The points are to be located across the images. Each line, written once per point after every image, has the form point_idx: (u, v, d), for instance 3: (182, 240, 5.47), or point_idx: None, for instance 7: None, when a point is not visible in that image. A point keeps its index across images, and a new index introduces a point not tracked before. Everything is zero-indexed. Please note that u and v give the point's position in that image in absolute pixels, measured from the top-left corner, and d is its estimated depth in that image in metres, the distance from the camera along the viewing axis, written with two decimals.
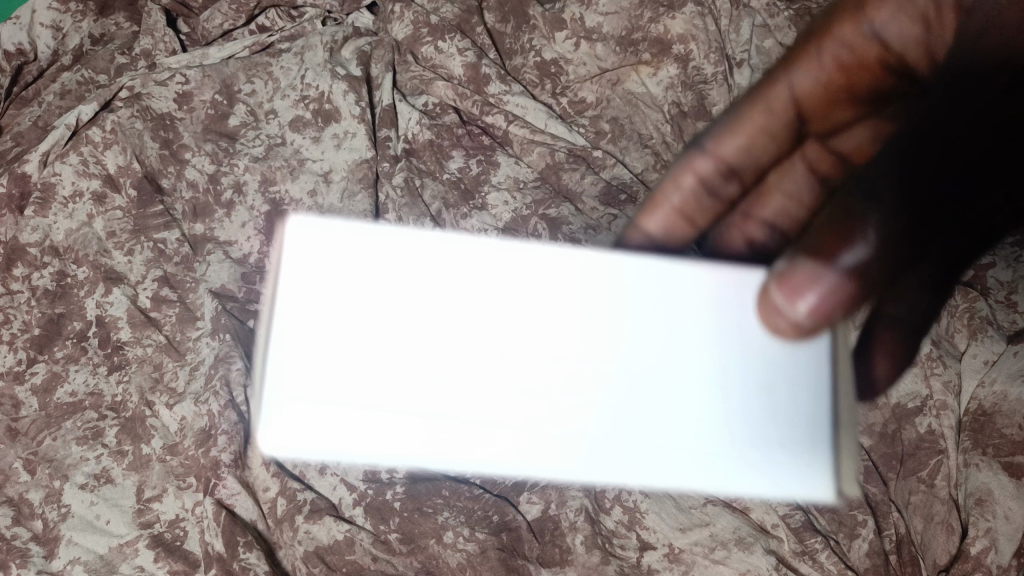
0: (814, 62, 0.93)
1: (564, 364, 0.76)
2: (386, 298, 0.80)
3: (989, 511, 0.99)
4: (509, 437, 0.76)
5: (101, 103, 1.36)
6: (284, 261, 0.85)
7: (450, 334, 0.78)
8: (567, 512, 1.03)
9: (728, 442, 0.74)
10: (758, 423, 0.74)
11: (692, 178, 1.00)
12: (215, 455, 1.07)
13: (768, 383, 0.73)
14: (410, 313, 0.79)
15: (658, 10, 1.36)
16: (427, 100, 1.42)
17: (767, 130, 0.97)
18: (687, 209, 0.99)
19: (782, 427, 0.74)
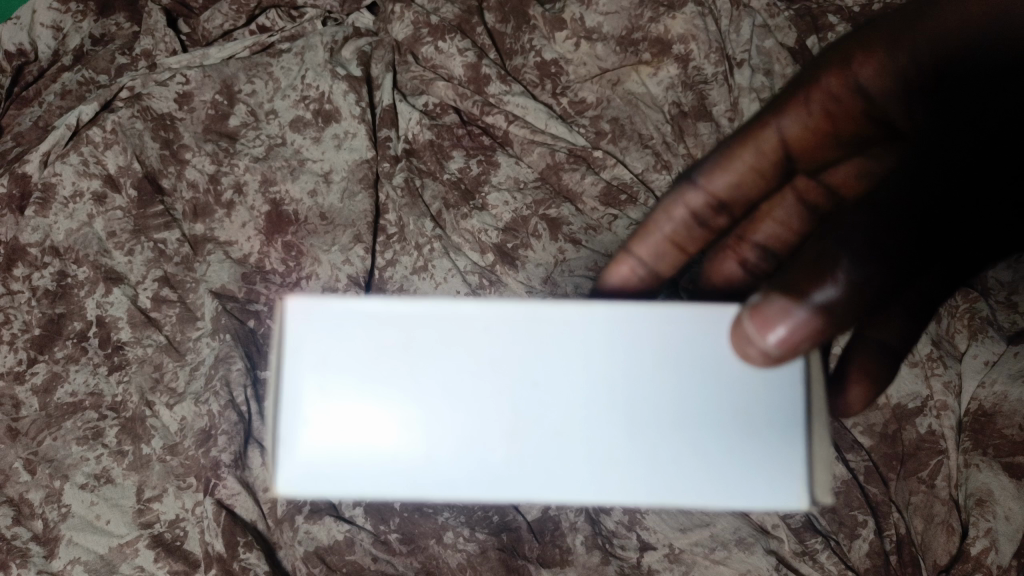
0: (799, 107, 0.94)
1: (564, 415, 0.73)
2: (405, 367, 0.73)
3: (989, 511, 0.98)
4: (521, 481, 0.73)
5: (101, 103, 1.36)
6: (290, 346, 0.73)
7: (474, 399, 0.73)
8: (568, 513, 1.07)
9: (689, 465, 0.72)
10: (700, 446, 0.72)
11: (685, 208, 1.01)
12: (216, 455, 1.09)
13: (732, 407, 0.72)
14: (437, 374, 0.73)
15: (659, 10, 1.33)
16: (427, 100, 1.41)
17: (752, 169, 0.98)
18: (678, 238, 1.03)
19: (733, 445, 0.72)
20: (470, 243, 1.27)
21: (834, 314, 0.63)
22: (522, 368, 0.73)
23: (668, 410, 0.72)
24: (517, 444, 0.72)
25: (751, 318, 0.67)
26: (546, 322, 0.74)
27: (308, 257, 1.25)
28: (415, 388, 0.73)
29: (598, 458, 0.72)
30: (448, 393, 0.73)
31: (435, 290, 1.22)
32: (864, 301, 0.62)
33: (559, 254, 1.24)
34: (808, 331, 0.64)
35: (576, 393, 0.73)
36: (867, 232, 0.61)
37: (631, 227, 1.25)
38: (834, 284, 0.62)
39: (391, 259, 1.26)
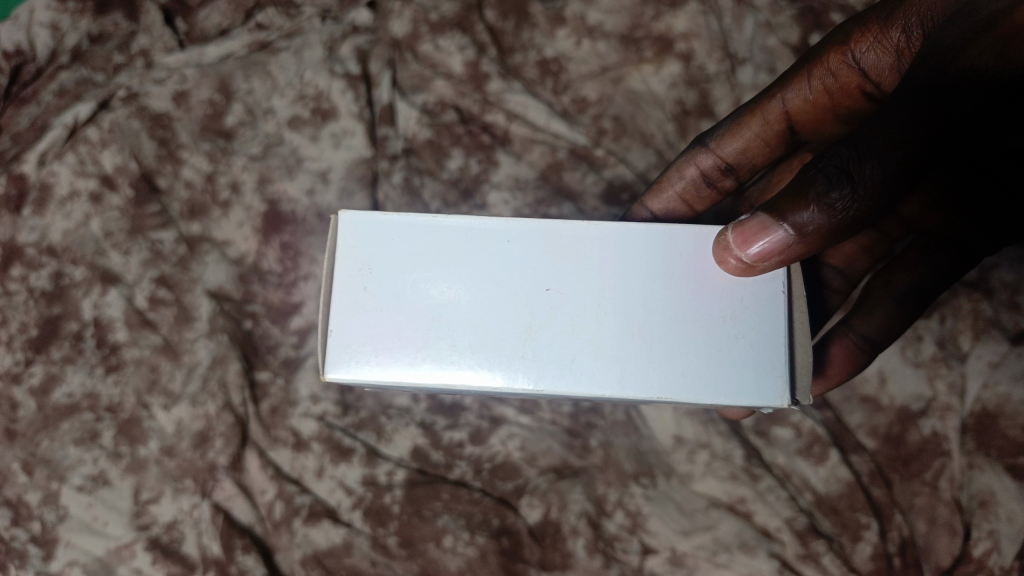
0: (805, 83, 1.04)
1: (548, 312, 0.77)
2: (437, 279, 0.78)
3: (991, 512, 1.01)
4: (529, 374, 0.76)
5: (98, 102, 1.34)
6: (349, 257, 0.78)
7: (503, 304, 0.77)
8: (568, 516, 1.04)
9: (687, 360, 0.76)
10: (672, 338, 0.76)
11: (699, 168, 1.08)
12: (211, 457, 1.11)
13: (718, 314, 0.77)
14: (465, 284, 0.78)
15: (661, 7, 1.31)
16: (427, 99, 1.35)
17: (757, 139, 1.06)
18: (687, 196, 1.10)
19: (707, 344, 0.76)
20: None
21: (810, 237, 0.75)
22: (550, 277, 0.78)
23: (643, 309, 0.77)
24: (522, 342, 0.76)
25: (761, 237, 0.74)
26: (565, 240, 0.78)
27: (305, 257, 1.23)
28: (454, 292, 0.78)
29: (572, 348, 0.76)
30: (469, 298, 0.78)
31: None
32: (840, 226, 0.76)
33: None
34: (782, 248, 0.75)
35: (573, 293, 0.77)
36: (849, 166, 0.75)
37: None
38: (814, 210, 0.75)
39: None
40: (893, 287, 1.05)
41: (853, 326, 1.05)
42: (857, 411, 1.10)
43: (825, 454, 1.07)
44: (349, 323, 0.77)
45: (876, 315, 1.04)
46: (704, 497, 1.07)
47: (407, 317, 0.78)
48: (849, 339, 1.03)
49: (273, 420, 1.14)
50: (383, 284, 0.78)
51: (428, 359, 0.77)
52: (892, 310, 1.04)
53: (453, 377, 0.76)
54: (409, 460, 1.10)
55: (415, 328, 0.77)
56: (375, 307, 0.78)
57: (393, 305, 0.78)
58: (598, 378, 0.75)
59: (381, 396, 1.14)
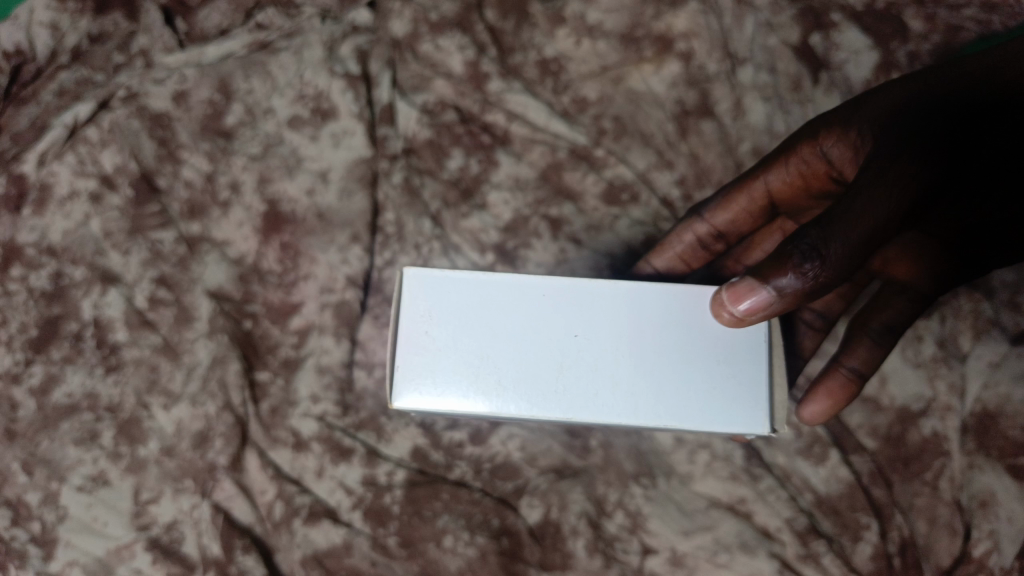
0: (784, 164, 1.07)
1: (575, 351, 0.89)
2: (484, 324, 0.90)
3: (992, 513, 1.02)
4: (559, 407, 0.88)
5: (98, 102, 1.34)
6: (410, 305, 0.91)
7: (539, 347, 0.89)
8: (569, 516, 1.04)
9: (694, 396, 0.88)
10: (681, 373, 0.89)
11: (694, 232, 1.11)
12: (211, 458, 1.11)
13: (723, 354, 0.89)
14: (505, 330, 0.90)
15: (661, 7, 1.31)
16: (427, 98, 1.35)
17: (741, 213, 1.11)
18: (686, 256, 1.13)
19: (707, 378, 0.88)
20: (470, 242, 1.26)
21: (791, 298, 0.82)
22: (579, 325, 0.90)
23: (655, 348, 0.89)
24: (553, 378, 0.88)
25: (749, 297, 0.83)
26: (591, 293, 0.91)
27: (305, 257, 1.22)
28: (496, 334, 0.90)
29: (595, 383, 0.88)
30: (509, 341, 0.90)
31: None
32: (816, 290, 0.83)
33: (560, 254, 1.24)
34: (765, 307, 0.83)
35: (597, 337, 0.90)
36: (821, 241, 0.82)
37: (632, 227, 1.26)
38: (793, 276, 0.81)
39: (391, 259, 1.23)
40: (874, 324, 1.03)
41: (841, 360, 1.03)
42: (857, 411, 1.09)
43: (825, 454, 1.07)
44: (411, 358, 0.89)
45: (863, 348, 1.02)
46: (704, 497, 1.07)
47: (459, 354, 0.89)
48: (839, 375, 1.02)
49: (272, 420, 1.14)
50: (438, 326, 0.90)
51: (475, 391, 0.89)
52: (875, 346, 1.02)
53: (497, 407, 0.88)
54: (409, 460, 1.10)
55: (466, 364, 0.89)
56: (433, 345, 0.90)
57: (446, 344, 0.90)
58: (618, 411, 0.87)
59: (380, 397, 1.14)
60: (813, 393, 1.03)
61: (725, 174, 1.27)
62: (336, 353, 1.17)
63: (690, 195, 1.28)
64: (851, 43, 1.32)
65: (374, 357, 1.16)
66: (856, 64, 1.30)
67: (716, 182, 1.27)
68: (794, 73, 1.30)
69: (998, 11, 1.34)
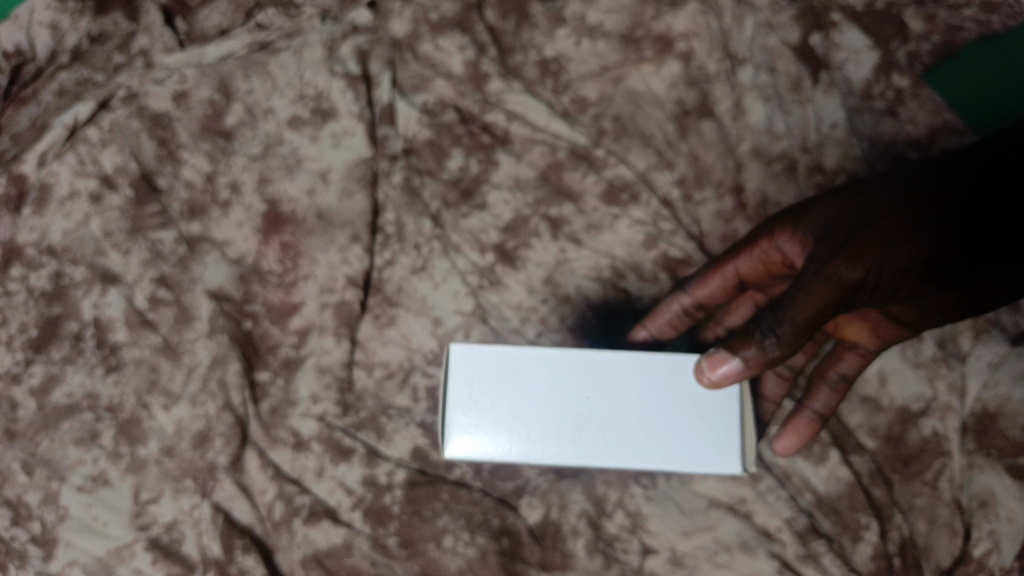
0: (750, 251, 1.07)
1: (590, 404, 0.93)
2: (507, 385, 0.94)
3: (992, 513, 1.03)
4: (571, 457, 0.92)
5: (98, 102, 1.34)
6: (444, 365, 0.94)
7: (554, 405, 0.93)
8: (569, 516, 1.04)
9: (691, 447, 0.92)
10: (672, 419, 0.93)
11: (677, 307, 1.11)
12: (211, 458, 1.11)
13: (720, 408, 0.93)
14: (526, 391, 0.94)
15: (661, 7, 1.31)
16: (427, 99, 1.35)
17: (716, 294, 1.11)
18: (676, 323, 1.12)
19: (689, 420, 0.93)
20: (470, 242, 1.26)
21: (758, 366, 0.88)
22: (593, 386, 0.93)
23: (658, 397, 0.93)
24: (571, 431, 0.92)
25: (715, 366, 0.89)
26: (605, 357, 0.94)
27: (305, 258, 1.23)
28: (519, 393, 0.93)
29: (608, 432, 0.92)
30: (534, 400, 0.93)
31: (435, 291, 1.21)
32: (776, 360, 0.88)
33: (559, 254, 1.24)
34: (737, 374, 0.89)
35: (611, 390, 0.93)
36: (778, 321, 0.87)
37: (632, 226, 1.25)
38: (756, 348, 0.87)
39: (391, 259, 1.23)
40: (832, 378, 1.07)
41: (805, 403, 1.07)
42: (857, 411, 1.09)
43: (825, 454, 1.07)
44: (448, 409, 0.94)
45: (825, 391, 1.07)
46: (704, 497, 1.06)
47: (493, 413, 0.93)
48: (805, 417, 1.06)
49: (273, 420, 1.14)
50: (474, 391, 0.94)
51: (507, 445, 0.93)
52: (834, 390, 1.06)
53: (526, 457, 0.93)
54: (409, 460, 1.11)
55: (500, 422, 0.93)
56: (471, 408, 0.94)
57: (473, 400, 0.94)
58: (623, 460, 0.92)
59: (381, 398, 1.15)
60: (781, 433, 1.07)
61: (724, 173, 1.26)
62: (336, 353, 1.17)
63: (690, 195, 1.27)
64: (852, 43, 1.32)
65: (375, 356, 1.17)
66: (856, 64, 1.31)
67: (716, 181, 1.26)
68: (793, 74, 1.29)
69: (997, 12, 1.40)
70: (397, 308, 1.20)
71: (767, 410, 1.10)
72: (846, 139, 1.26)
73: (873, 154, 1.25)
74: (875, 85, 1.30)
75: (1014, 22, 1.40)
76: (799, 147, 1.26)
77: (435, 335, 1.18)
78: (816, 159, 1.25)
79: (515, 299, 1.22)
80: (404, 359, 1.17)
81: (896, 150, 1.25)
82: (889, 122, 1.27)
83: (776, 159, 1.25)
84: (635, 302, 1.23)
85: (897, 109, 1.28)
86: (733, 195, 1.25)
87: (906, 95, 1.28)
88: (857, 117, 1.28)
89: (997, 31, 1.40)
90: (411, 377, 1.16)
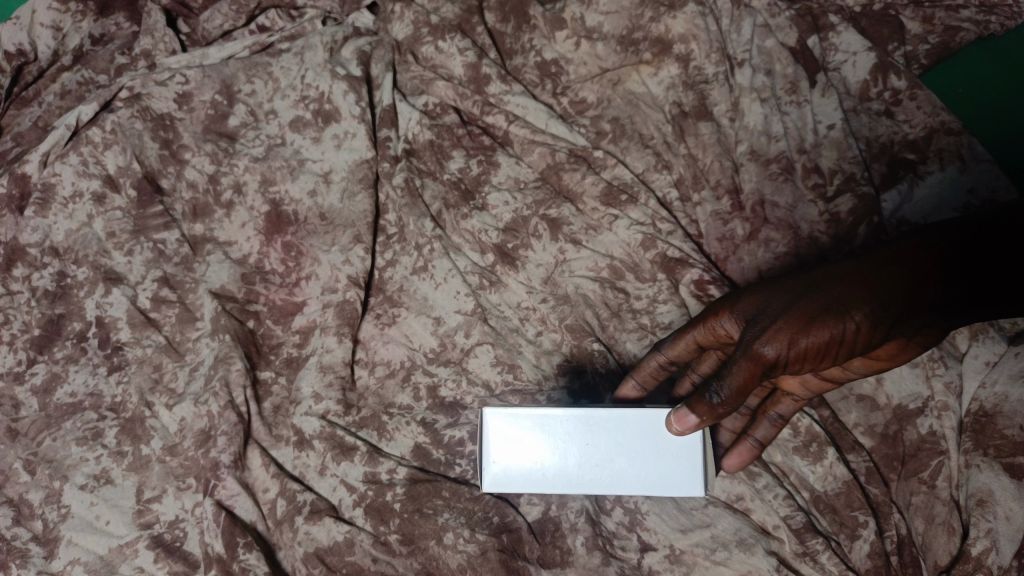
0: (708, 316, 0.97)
1: (587, 436, 0.91)
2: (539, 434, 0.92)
3: (989, 511, 0.98)
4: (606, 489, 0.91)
5: (101, 104, 1.35)
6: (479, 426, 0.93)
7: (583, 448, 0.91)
8: (568, 513, 1.06)
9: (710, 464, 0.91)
10: (656, 447, 0.90)
11: (655, 362, 1.02)
12: (215, 455, 1.10)
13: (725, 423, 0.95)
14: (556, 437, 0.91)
15: (659, 10, 1.33)
16: (427, 100, 1.39)
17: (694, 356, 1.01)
18: (655, 376, 1.04)
19: (663, 449, 0.90)
20: (470, 242, 1.27)
21: (712, 418, 0.85)
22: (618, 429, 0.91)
23: (648, 428, 0.90)
24: (602, 469, 0.90)
25: (674, 422, 0.86)
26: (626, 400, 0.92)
27: (307, 257, 1.24)
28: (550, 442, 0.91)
29: (602, 462, 0.91)
30: (543, 431, 0.92)
31: (436, 291, 1.22)
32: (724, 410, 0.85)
33: (559, 254, 1.24)
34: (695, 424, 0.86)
35: (627, 427, 0.91)
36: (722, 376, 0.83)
37: (630, 226, 1.23)
38: (704, 402, 0.84)
39: (391, 259, 1.25)
40: (772, 412, 1.04)
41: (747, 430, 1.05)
42: (854, 410, 1.11)
43: (822, 452, 1.08)
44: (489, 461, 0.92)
45: (765, 423, 1.04)
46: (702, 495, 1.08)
47: (505, 443, 0.92)
48: (746, 445, 1.03)
49: (275, 418, 1.15)
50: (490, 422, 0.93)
51: (529, 479, 0.91)
52: (773, 425, 1.04)
53: (532, 487, 0.91)
54: (410, 457, 1.12)
55: (514, 453, 0.92)
56: (497, 449, 0.92)
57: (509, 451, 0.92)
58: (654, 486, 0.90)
59: (382, 396, 1.17)
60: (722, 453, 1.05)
61: (722, 174, 1.26)
62: (337, 352, 1.17)
63: (688, 196, 1.28)
64: (849, 45, 1.35)
65: (376, 355, 1.19)
66: (853, 66, 1.33)
67: (714, 183, 1.26)
68: (791, 76, 1.29)
69: (993, 14, 1.41)
70: (398, 308, 1.22)
71: (727, 440, 1.04)
72: (842, 141, 1.23)
73: (870, 154, 1.25)
74: (872, 87, 1.31)
75: (1012, 22, 1.41)
76: (795, 149, 1.24)
77: (436, 334, 1.19)
78: (812, 159, 1.23)
79: (515, 298, 1.23)
80: (404, 358, 1.19)
81: (893, 150, 1.25)
82: (885, 122, 1.28)
83: (773, 160, 1.23)
84: (634, 302, 1.20)
85: (894, 109, 1.29)
86: (731, 196, 1.24)
87: (903, 96, 1.29)
88: (854, 118, 1.28)
89: (994, 32, 1.42)
90: (413, 376, 1.18)
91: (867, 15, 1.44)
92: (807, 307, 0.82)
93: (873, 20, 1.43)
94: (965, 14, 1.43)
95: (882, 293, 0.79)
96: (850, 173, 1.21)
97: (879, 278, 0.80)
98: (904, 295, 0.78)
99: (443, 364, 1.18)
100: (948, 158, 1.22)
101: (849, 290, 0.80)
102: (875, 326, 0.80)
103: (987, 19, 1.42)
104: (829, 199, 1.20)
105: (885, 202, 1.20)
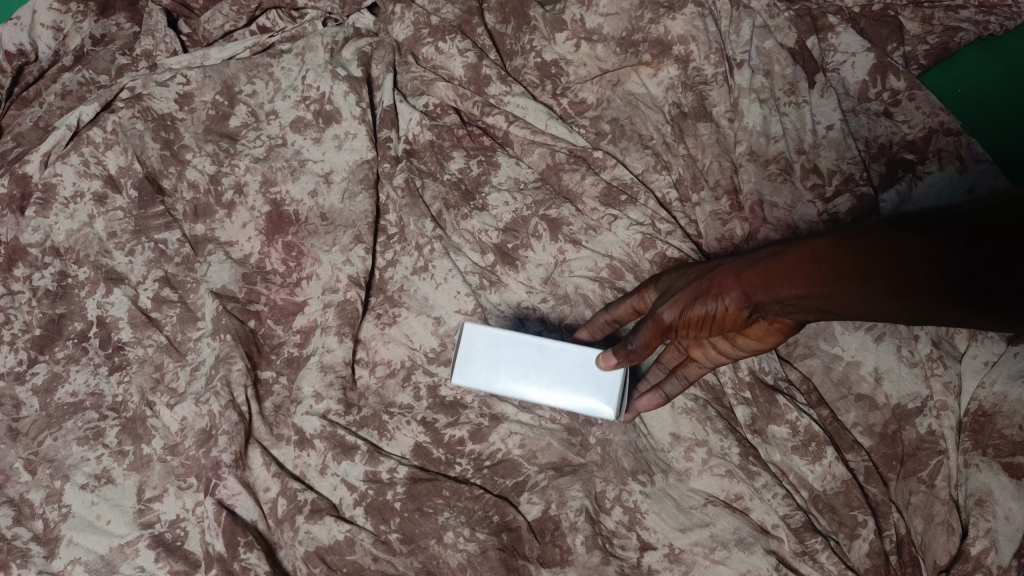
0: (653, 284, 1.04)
1: (535, 356, 1.01)
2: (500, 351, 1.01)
3: (989, 511, 1.00)
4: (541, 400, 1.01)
5: (102, 104, 1.36)
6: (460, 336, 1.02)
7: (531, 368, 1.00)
8: (568, 512, 1.05)
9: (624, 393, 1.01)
10: (589, 370, 1.01)
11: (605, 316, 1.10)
12: (216, 455, 1.09)
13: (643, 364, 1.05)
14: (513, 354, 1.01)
15: (659, 11, 1.33)
16: (428, 101, 1.40)
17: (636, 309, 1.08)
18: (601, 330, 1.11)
19: (592, 378, 1.00)
20: (470, 242, 1.27)
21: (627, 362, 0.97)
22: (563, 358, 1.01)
23: (588, 353, 1.00)
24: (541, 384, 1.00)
25: (600, 360, 0.99)
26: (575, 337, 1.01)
27: (308, 257, 1.25)
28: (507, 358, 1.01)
29: (544, 376, 1.01)
30: (505, 346, 1.01)
31: (436, 291, 1.22)
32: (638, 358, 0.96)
33: (559, 255, 1.25)
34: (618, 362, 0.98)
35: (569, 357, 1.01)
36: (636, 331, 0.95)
37: (630, 226, 1.24)
38: (619, 352, 0.96)
39: (392, 259, 1.25)
40: (682, 372, 1.05)
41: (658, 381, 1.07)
42: (852, 409, 1.11)
43: (820, 451, 1.07)
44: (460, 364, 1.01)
45: (675, 379, 1.06)
46: (701, 494, 1.08)
47: (470, 351, 1.01)
48: (654, 395, 1.07)
49: (276, 418, 1.15)
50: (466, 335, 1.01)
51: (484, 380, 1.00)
52: (681, 382, 1.05)
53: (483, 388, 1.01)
54: (410, 457, 1.13)
55: (478, 361, 1.00)
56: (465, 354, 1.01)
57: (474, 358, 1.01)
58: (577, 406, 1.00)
59: (382, 396, 1.18)
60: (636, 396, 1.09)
61: (721, 175, 1.26)
62: (337, 352, 1.17)
63: (687, 196, 1.28)
64: (848, 46, 1.35)
65: (376, 355, 1.20)
66: (852, 66, 1.34)
67: (713, 183, 1.26)
68: (789, 77, 1.30)
69: (993, 13, 1.43)
70: (398, 308, 1.22)
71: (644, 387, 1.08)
72: (841, 141, 1.24)
73: (869, 154, 1.26)
74: (870, 87, 1.32)
75: (1012, 23, 1.42)
76: (794, 149, 1.25)
77: (435, 333, 1.20)
78: (811, 160, 1.24)
79: (515, 298, 1.23)
80: (405, 357, 1.19)
81: (891, 150, 1.26)
82: (885, 123, 1.29)
83: (771, 160, 1.23)
84: None
85: (893, 110, 1.30)
86: (729, 196, 1.24)
87: (903, 96, 1.30)
88: (853, 118, 1.29)
89: (994, 32, 1.43)
90: (413, 375, 1.18)
91: (867, 15, 1.45)
92: (714, 277, 0.86)
93: (872, 21, 1.44)
94: (966, 13, 1.44)
95: (753, 274, 0.81)
96: (849, 174, 1.22)
97: (765, 259, 0.80)
98: (785, 278, 0.76)
99: (443, 364, 1.19)
100: (948, 158, 1.23)
101: (731, 268, 0.85)
102: (753, 302, 0.83)
103: (986, 20, 1.43)
104: (828, 201, 1.21)
105: (884, 203, 1.20)
